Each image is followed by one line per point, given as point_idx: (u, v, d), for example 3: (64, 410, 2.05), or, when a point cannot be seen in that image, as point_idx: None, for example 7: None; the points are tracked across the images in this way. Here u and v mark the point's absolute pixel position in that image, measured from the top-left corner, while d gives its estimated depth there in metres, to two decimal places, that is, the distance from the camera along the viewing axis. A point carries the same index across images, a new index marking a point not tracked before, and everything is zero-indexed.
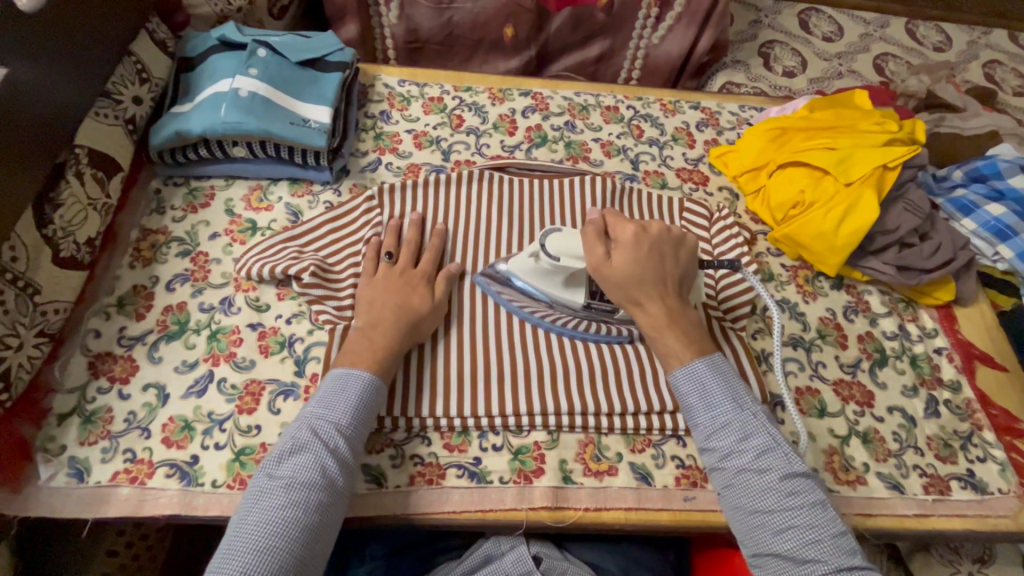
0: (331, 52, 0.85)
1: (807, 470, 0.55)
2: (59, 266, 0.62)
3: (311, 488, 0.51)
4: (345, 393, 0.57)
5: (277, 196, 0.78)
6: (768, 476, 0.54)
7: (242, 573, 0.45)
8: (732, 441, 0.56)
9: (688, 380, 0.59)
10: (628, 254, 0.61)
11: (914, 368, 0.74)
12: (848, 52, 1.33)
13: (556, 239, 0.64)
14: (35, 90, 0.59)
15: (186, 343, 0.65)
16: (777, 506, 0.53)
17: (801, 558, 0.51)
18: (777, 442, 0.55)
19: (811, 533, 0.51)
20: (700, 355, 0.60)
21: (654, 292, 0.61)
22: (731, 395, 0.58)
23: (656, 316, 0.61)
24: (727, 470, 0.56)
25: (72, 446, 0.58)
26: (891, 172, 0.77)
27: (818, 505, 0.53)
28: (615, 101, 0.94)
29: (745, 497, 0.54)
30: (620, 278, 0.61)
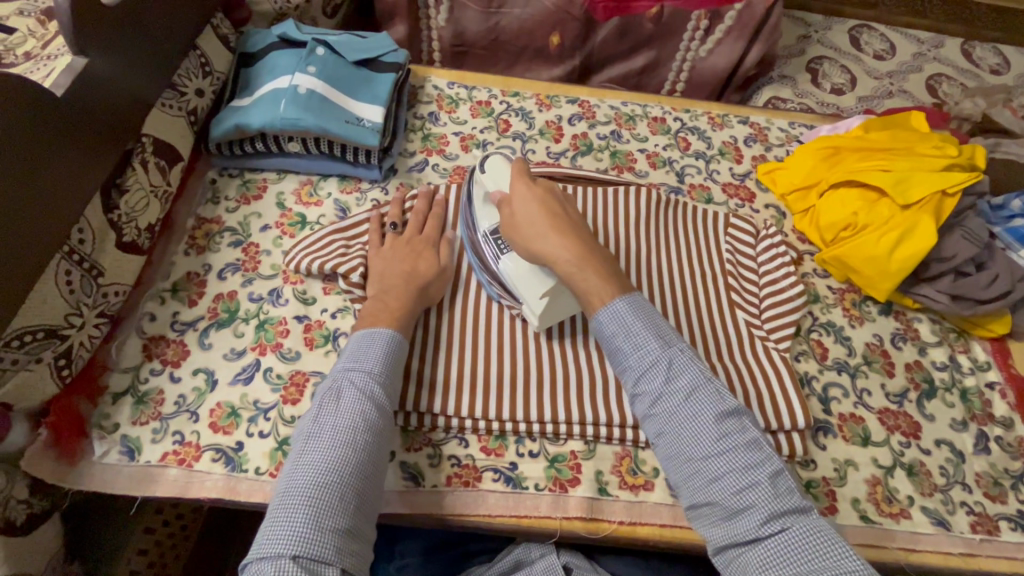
0: (386, 53, 0.86)
1: (739, 406, 0.54)
2: (121, 250, 0.65)
3: (356, 431, 0.52)
4: (374, 347, 0.58)
5: (327, 192, 0.79)
6: (699, 417, 0.53)
7: (309, 508, 0.47)
8: (660, 383, 0.55)
9: (611, 321, 0.58)
10: (524, 201, 0.63)
11: (964, 402, 0.72)
12: (899, 72, 1.30)
13: (495, 159, 0.69)
14: (110, 81, 0.62)
15: (235, 331, 0.67)
16: (711, 450, 0.52)
17: (735, 506, 0.50)
18: (705, 377, 0.54)
19: (746, 476, 0.50)
20: (620, 295, 0.59)
21: (565, 230, 0.62)
22: (656, 333, 0.57)
23: (573, 252, 0.60)
24: (659, 415, 0.55)
25: (125, 425, 0.60)
26: (951, 198, 0.75)
27: (753, 444, 0.52)
28: (663, 112, 0.94)
29: (678, 443, 0.53)
30: (526, 218, 0.62)
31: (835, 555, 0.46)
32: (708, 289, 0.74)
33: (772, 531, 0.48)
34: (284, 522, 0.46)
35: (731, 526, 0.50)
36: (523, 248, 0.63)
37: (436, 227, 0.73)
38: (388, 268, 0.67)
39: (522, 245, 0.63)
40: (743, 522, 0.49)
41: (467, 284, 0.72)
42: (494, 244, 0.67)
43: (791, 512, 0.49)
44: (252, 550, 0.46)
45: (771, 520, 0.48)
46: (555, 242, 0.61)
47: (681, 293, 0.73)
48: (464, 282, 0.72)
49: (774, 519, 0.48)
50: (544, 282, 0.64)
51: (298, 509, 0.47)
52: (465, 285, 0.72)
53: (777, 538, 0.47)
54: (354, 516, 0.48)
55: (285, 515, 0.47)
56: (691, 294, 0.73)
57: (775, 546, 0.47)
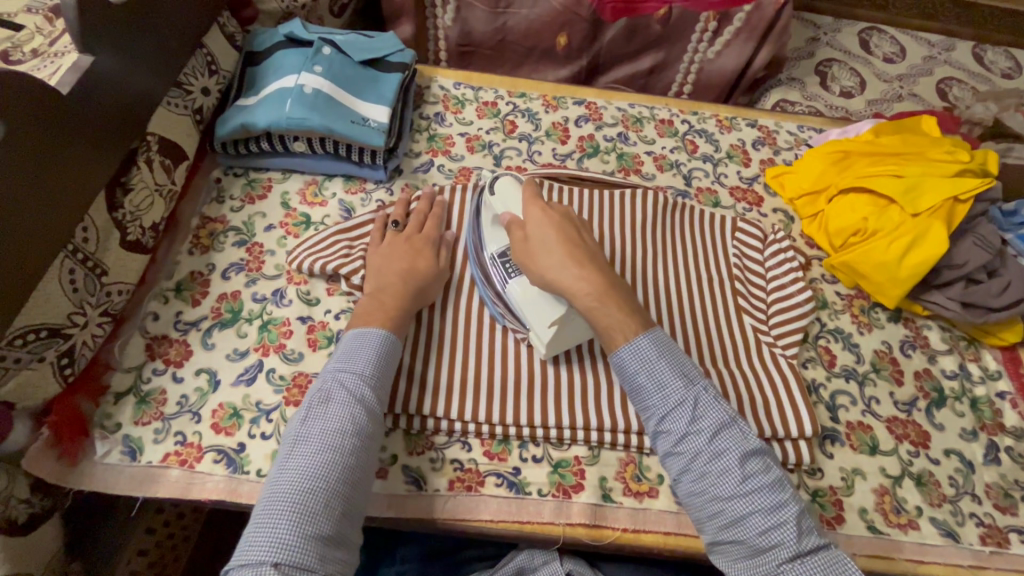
0: (392, 53, 0.86)
1: (761, 446, 0.54)
2: (126, 249, 0.64)
3: (344, 435, 0.51)
4: (364, 348, 0.58)
5: (332, 192, 0.79)
6: (724, 458, 0.52)
7: (294, 514, 0.46)
8: (685, 423, 0.54)
9: (633, 358, 0.57)
10: (541, 229, 0.62)
11: (973, 412, 0.71)
12: (909, 75, 1.29)
13: (505, 181, 0.68)
14: (116, 79, 0.61)
15: (238, 332, 0.67)
16: (736, 492, 0.51)
17: (761, 546, 0.50)
18: (730, 417, 0.54)
19: (772, 517, 0.50)
20: (644, 332, 0.58)
21: (583, 260, 0.60)
22: (679, 371, 0.56)
23: (593, 285, 0.59)
24: (682, 455, 0.54)
25: (127, 425, 0.60)
26: (963, 205, 0.74)
27: (778, 483, 0.52)
28: (670, 114, 0.93)
29: (702, 484, 0.53)
30: (544, 247, 0.61)
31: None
32: (716, 295, 0.74)
33: (796, 571, 0.49)
34: (268, 528, 0.46)
35: (755, 564, 0.50)
36: (539, 277, 0.61)
37: (435, 225, 0.72)
38: (386, 265, 0.66)
39: (539, 275, 0.61)
40: (767, 561, 0.50)
41: (463, 285, 0.71)
42: (503, 268, 0.66)
43: (813, 550, 0.50)
44: (235, 555, 0.46)
45: (797, 560, 0.49)
46: (575, 274, 0.59)
47: (687, 298, 0.72)
48: (458, 283, 0.71)
49: (798, 558, 0.50)
50: (556, 309, 0.62)
51: (283, 515, 0.46)
52: (459, 286, 0.71)
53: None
54: (339, 521, 0.48)
55: (269, 520, 0.46)
56: (698, 299, 0.73)
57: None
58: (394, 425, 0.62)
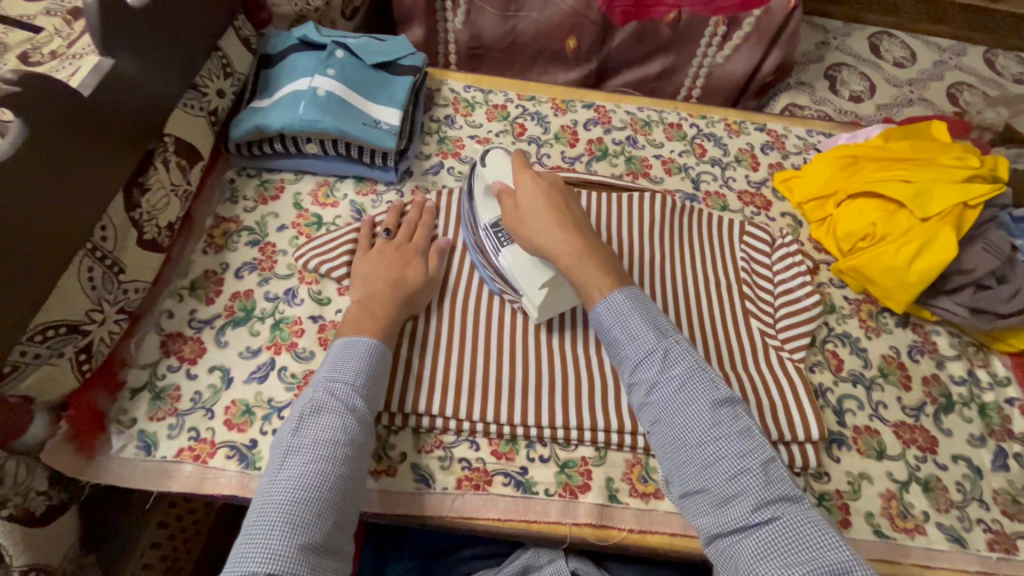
0: (404, 56, 0.87)
1: (733, 397, 0.54)
2: (142, 248, 0.66)
3: (336, 445, 0.52)
4: (352, 356, 0.58)
5: (343, 193, 0.80)
6: (693, 404, 0.53)
7: (286, 524, 0.47)
8: (655, 372, 0.55)
9: (608, 312, 0.58)
10: (529, 195, 0.63)
11: (982, 418, 0.71)
12: (920, 79, 1.29)
13: (495, 154, 0.69)
14: (135, 82, 0.63)
15: (251, 330, 0.68)
16: (705, 438, 0.52)
17: (727, 494, 0.50)
18: (701, 366, 0.55)
19: (738, 464, 0.50)
20: (618, 287, 0.59)
21: (567, 223, 0.62)
22: (652, 324, 0.57)
23: (573, 246, 0.61)
24: (654, 404, 0.55)
25: (142, 420, 0.61)
26: (972, 210, 0.74)
27: (747, 432, 0.52)
28: (679, 118, 0.93)
29: (672, 430, 0.53)
30: (532, 213, 0.63)
31: (828, 545, 0.46)
32: (723, 298, 0.74)
33: (762, 519, 0.48)
34: (261, 537, 0.46)
35: (722, 515, 0.50)
36: (527, 242, 0.63)
37: (425, 234, 0.73)
38: (371, 276, 0.67)
39: (526, 239, 0.63)
40: (734, 511, 0.49)
41: (457, 286, 0.72)
42: (495, 237, 0.68)
43: (782, 500, 0.49)
44: (228, 564, 0.46)
45: (762, 506, 0.48)
46: (559, 237, 0.61)
47: (694, 301, 0.73)
48: (453, 285, 0.72)
49: (766, 507, 0.48)
50: (542, 274, 0.64)
51: (275, 526, 0.47)
52: (451, 290, 0.71)
53: (768, 525, 0.48)
54: (332, 527, 0.49)
55: (262, 530, 0.47)
56: (704, 302, 0.73)
57: (765, 534, 0.47)
58: (403, 424, 0.63)
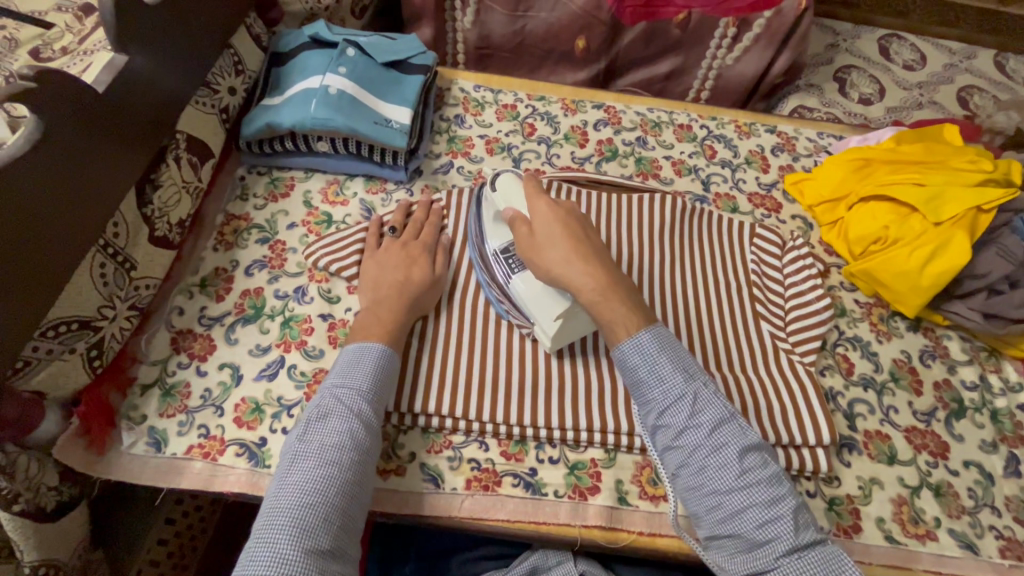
0: (415, 55, 0.87)
1: (761, 442, 0.54)
2: (153, 245, 0.66)
3: (342, 450, 0.52)
4: (362, 362, 0.58)
5: (353, 191, 0.80)
6: (723, 451, 0.52)
7: (294, 530, 0.46)
8: (684, 417, 0.54)
9: (635, 353, 0.57)
10: (548, 227, 0.62)
11: (994, 424, 0.70)
12: (930, 82, 1.28)
13: (506, 177, 0.68)
14: (149, 79, 0.63)
15: (260, 328, 0.68)
16: (734, 486, 0.51)
17: (757, 541, 0.50)
18: (729, 413, 0.54)
19: (768, 512, 0.50)
20: (646, 327, 0.58)
21: (588, 255, 0.61)
22: (680, 367, 0.56)
23: (597, 281, 0.59)
24: (682, 449, 0.54)
25: (152, 417, 0.61)
26: (986, 214, 0.73)
27: (775, 479, 0.52)
28: (689, 119, 0.93)
29: (701, 476, 0.53)
30: (550, 242, 0.61)
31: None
32: (734, 302, 0.74)
33: (793, 563, 0.49)
34: (267, 543, 0.46)
35: (751, 558, 0.50)
36: (545, 273, 0.61)
37: (432, 232, 0.73)
38: (382, 276, 0.67)
39: (545, 271, 0.61)
40: (764, 555, 0.50)
41: (465, 288, 0.71)
42: (506, 264, 0.67)
43: (810, 546, 0.50)
44: (235, 569, 0.46)
45: (793, 555, 0.49)
46: (582, 270, 0.59)
47: (705, 305, 0.72)
48: (461, 286, 0.72)
49: (796, 552, 0.49)
50: (559, 303, 0.63)
51: (283, 529, 0.46)
52: (457, 291, 0.71)
53: (798, 569, 0.48)
54: (337, 534, 0.48)
55: (269, 535, 0.47)
56: (716, 305, 0.73)
57: None
58: (413, 424, 0.63)
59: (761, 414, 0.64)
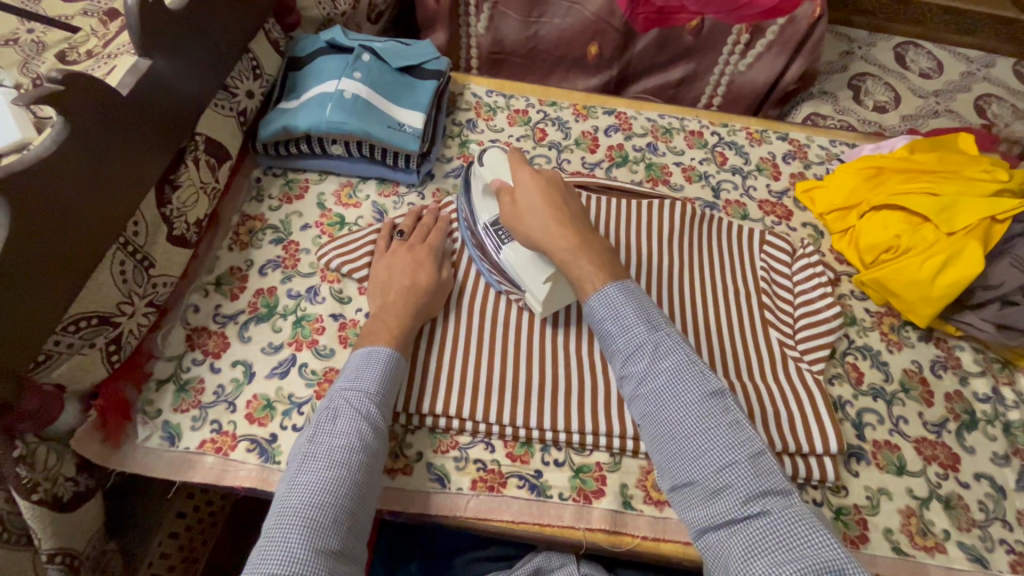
0: (429, 60, 0.89)
1: (723, 389, 0.54)
2: (171, 243, 0.67)
3: (351, 450, 0.53)
4: (371, 365, 0.59)
5: (366, 194, 0.81)
6: (684, 397, 0.53)
7: (303, 529, 0.47)
8: (645, 366, 0.56)
9: (601, 305, 0.59)
10: (528, 193, 0.64)
11: (1007, 436, 0.69)
12: (947, 91, 1.27)
13: (493, 153, 0.70)
14: (170, 83, 0.65)
15: (273, 326, 0.69)
16: (694, 430, 0.52)
17: (717, 487, 0.50)
18: (691, 360, 0.55)
19: (727, 457, 0.50)
20: (612, 281, 0.59)
21: (564, 219, 0.62)
22: (645, 317, 0.57)
23: (570, 241, 0.61)
24: (644, 395, 0.55)
25: (167, 412, 0.63)
26: (1001, 224, 0.72)
27: (736, 425, 0.52)
28: (700, 126, 0.93)
29: (663, 422, 0.54)
30: (527, 207, 0.63)
31: (816, 540, 0.45)
32: (742, 308, 0.73)
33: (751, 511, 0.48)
34: (279, 542, 0.47)
35: (711, 506, 0.50)
36: (525, 239, 0.64)
37: (438, 237, 0.74)
38: (391, 279, 0.68)
39: (524, 235, 0.64)
40: (723, 502, 0.49)
41: (472, 293, 0.72)
42: (495, 235, 0.69)
43: (771, 493, 0.49)
44: (247, 568, 0.47)
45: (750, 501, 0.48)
46: (555, 231, 0.61)
47: (713, 310, 0.73)
48: (468, 289, 0.72)
49: (754, 498, 0.48)
50: (543, 270, 0.65)
51: (293, 528, 0.47)
52: (462, 293, 0.72)
53: (757, 518, 0.47)
54: (346, 536, 0.49)
55: (280, 535, 0.47)
56: (724, 312, 0.73)
57: (754, 527, 0.47)
58: (421, 423, 0.63)
59: (767, 420, 0.64)
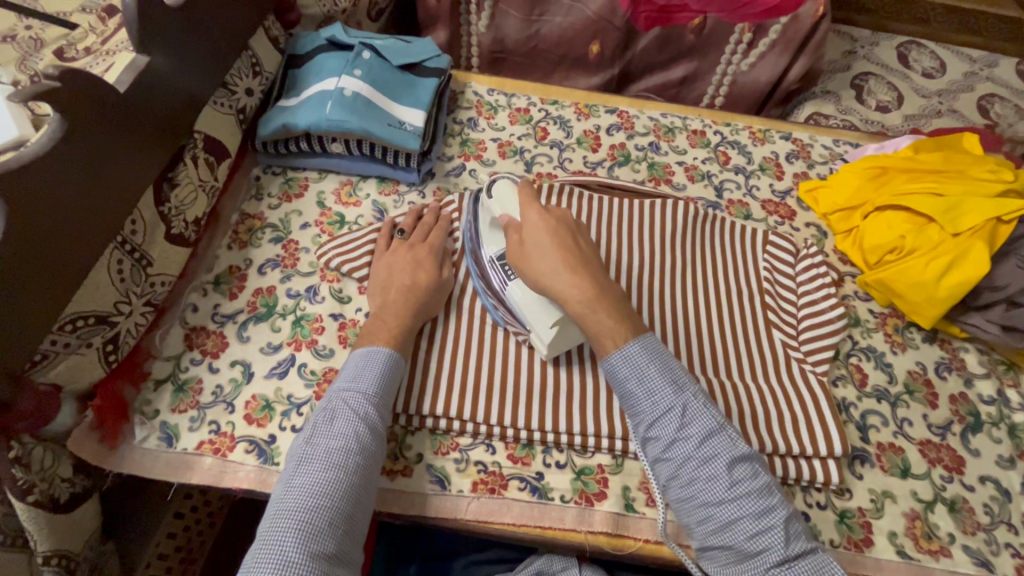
0: (430, 58, 0.88)
1: (751, 453, 0.54)
2: (169, 242, 0.67)
3: (348, 453, 0.52)
4: (369, 365, 0.58)
5: (366, 193, 0.81)
6: (713, 463, 0.52)
7: (298, 533, 0.47)
8: (673, 430, 0.54)
9: (624, 365, 0.57)
10: (538, 236, 0.62)
11: (1012, 439, 0.69)
12: (950, 90, 1.26)
13: (501, 184, 0.69)
14: (169, 80, 0.64)
15: (272, 326, 0.68)
16: (725, 498, 0.52)
17: (749, 552, 0.51)
18: (720, 425, 0.54)
19: (759, 523, 0.51)
20: (634, 338, 0.58)
21: (577, 266, 0.60)
22: (670, 378, 0.56)
23: (583, 291, 0.59)
24: (671, 460, 0.54)
25: (164, 412, 0.62)
26: (1007, 225, 0.71)
27: (765, 490, 0.52)
28: (703, 125, 0.92)
29: (691, 488, 0.53)
30: (538, 251, 0.61)
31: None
32: (746, 310, 0.73)
33: None
34: (274, 545, 0.46)
35: (742, 570, 0.51)
36: (535, 283, 0.61)
37: (439, 236, 0.73)
38: (391, 278, 0.68)
39: (533, 279, 0.61)
40: (756, 566, 0.50)
41: (473, 293, 0.71)
42: (502, 271, 0.66)
43: (801, 555, 0.50)
44: (242, 570, 0.46)
45: (784, 567, 0.49)
46: (568, 280, 0.59)
47: (716, 314, 0.72)
48: (468, 288, 0.72)
49: (786, 563, 0.50)
50: (553, 313, 0.62)
51: (289, 529, 0.47)
52: (462, 292, 0.71)
53: None
54: (342, 538, 0.49)
55: (275, 538, 0.47)
56: (728, 315, 0.72)
57: None
58: (421, 424, 0.63)
59: (770, 422, 0.63)
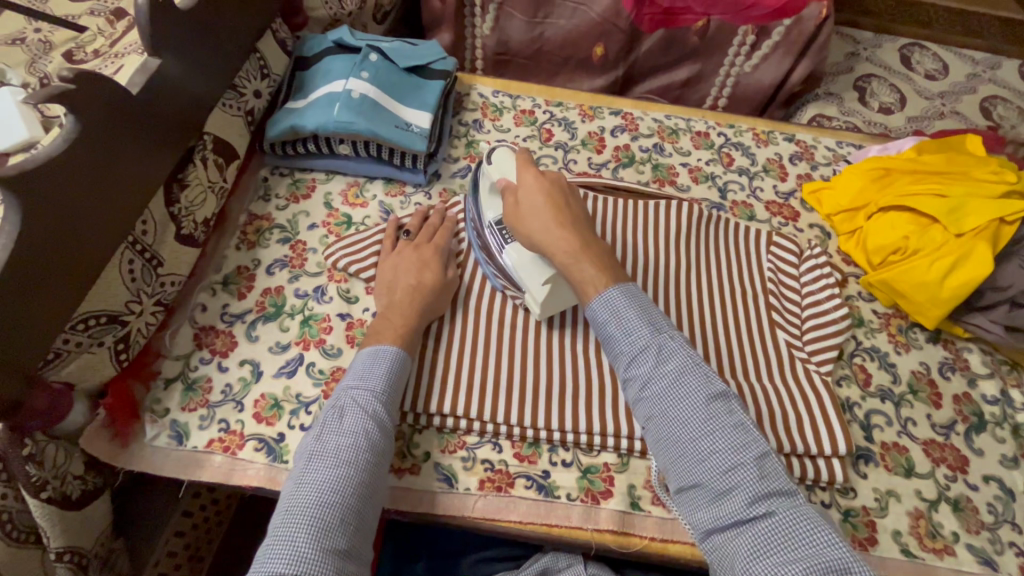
0: (436, 60, 0.88)
1: (728, 391, 0.54)
2: (180, 243, 0.67)
3: (358, 450, 0.53)
4: (378, 364, 0.59)
5: (372, 194, 0.81)
6: (688, 399, 0.53)
7: (308, 529, 0.47)
8: (649, 368, 0.55)
9: (604, 309, 0.58)
10: (531, 197, 0.64)
11: (1016, 439, 0.69)
12: (952, 92, 1.27)
13: (501, 151, 0.70)
14: (180, 84, 0.65)
15: (281, 325, 0.69)
16: (700, 432, 0.52)
17: (722, 489, 0.49)
18: (695, 362, 0.55)
19: (732, 458, 0.50)
20: (614, 284, 0.59)
21: (566, 221, 0.62)
22: (648, 320, 0.57)
23: (570, 244, 0.61)
24: (647, 398, 0.55)
25: (174, 410, 0.63)
26: (1010, 226, 0.72)
27: (741, 427, 0.51)
28: (707, 126, 0.93)
29: (667, 426, 0.53)
30: (529, 209, 0.63)
31: (823, 541, 0.45)
32: (749, 309, 0.73)
33: (759, 513, 0.47)
34: (285, 542, 0.47)
35: (717, 509, 0.49)
36: (526, 239, 0.64)
37: (444, 237, 0.74)
38: (397, 279, 0.68)
39: (524, 236, 0.64)
40: (730, 504, 0.49)
41: (479, 293, 0.72)
42: (499, 235, 0.69)
43: (779, 494, 0.48)
44: (253, 565, 0.47)
45: (757, 501, 0.48)
46: (557, 234, 0.61)
47: (720, 313, 0.72)
48: (474, 289, 0.72)
49: (759, 499, 0.48)
50: (544, 272, 0.65)
51: (301, 527, 0.47)
52: (468, 293, 0.72)
53: (764, 519, 0.47)
54: (353, 534, 0.49)
55: (286, 534, 0.47)
56: (731, 314, 0.73)
57: (760, 529, 0.47)
58: (428, 423, 0.63)
59: (773, 420, 0.64)
